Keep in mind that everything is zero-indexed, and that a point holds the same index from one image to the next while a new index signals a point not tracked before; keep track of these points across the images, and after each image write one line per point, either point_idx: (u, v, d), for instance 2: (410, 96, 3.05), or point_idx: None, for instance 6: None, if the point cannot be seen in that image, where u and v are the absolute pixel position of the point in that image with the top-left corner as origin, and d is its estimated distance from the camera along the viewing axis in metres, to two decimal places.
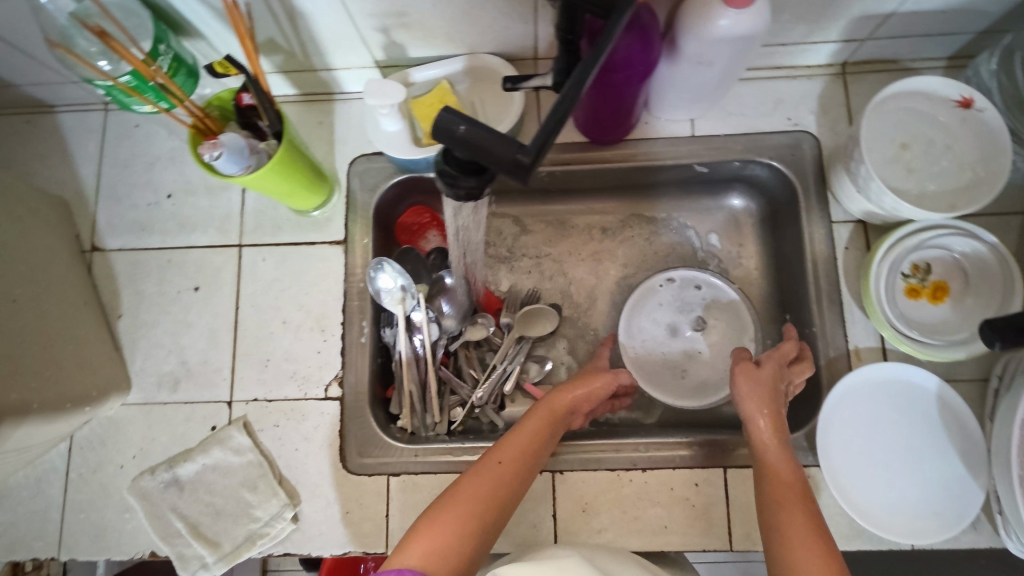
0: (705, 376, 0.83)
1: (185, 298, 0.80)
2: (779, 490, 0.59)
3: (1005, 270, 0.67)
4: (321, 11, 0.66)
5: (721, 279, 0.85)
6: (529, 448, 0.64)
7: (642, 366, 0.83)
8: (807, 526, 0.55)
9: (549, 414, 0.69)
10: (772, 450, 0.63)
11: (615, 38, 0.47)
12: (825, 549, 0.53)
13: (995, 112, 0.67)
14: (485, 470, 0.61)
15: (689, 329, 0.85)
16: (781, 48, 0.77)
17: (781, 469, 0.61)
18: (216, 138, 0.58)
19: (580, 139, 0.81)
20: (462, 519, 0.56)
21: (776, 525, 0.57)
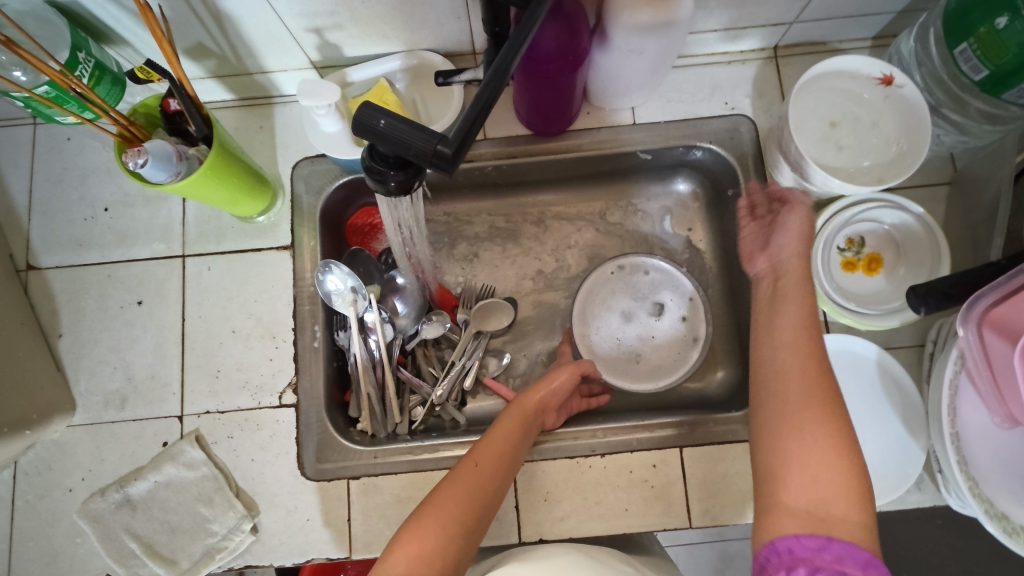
0: (661, 359, 0.84)
1: (129, 313, 0.78)
2: (796, 315, 0.61)
3: (932, 238, 0.70)
4: (249, 12, 0.65)
5: (669, 263, 0.86)
6: (504, 449, 0.64)
7: (597, 353, 0.85)
8: (814, 351, 0.57)
9: (522, 414, 0.69)
10: (797, 277, 0.65)
11: (536, 27, 0.49)
12: (828, 377, 0.55)
13: (913, 88, 0.70)
14: (460, 474, 0.61)
15: (643, 314, 0.86)
16: (714, 34, 0.78)
17: (801, 296, 0.62)
18: (141, 146, 0.57)
19: (524, 132, 0.82)
20: (446, 523, 0.55)
21: (785, 344, 0.58)
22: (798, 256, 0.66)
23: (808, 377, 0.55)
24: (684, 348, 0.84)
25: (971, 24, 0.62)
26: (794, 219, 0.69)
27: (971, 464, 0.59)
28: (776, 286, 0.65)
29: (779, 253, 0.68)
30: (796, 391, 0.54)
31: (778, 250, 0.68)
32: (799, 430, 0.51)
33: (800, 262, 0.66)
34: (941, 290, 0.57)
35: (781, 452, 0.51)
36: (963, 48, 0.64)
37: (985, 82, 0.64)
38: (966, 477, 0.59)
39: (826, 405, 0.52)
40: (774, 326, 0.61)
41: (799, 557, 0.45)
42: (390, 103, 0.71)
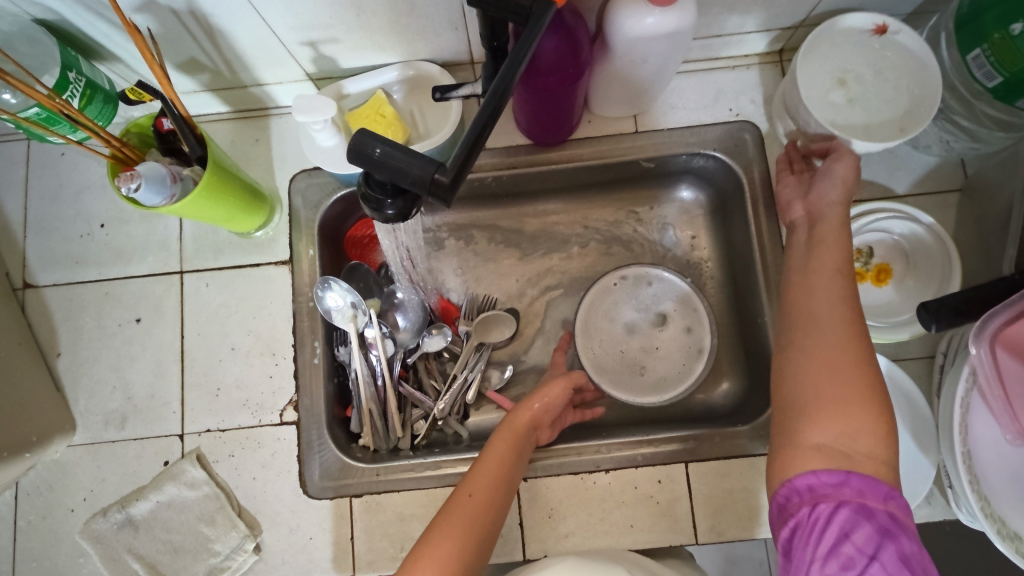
0: (664, 371, 0.83)
1: (127, 331, 0.77)
2: (834, 260, 0.60)
3: (944, 251, 0.68)
4: (241, 27, 0.64)
5: (671, 273, 0.85)
6: (501, 473, 0.64)
7: (599, 366, 0.83)
8: (848, 296, 0.57)
9: (516, 432, 0.68)
10: (836, 225, 0.63)
11: (534, 44, 0.47)
12: (859, 323, 0.55)
13: (910, 31, 0.69)
14: (455, 504, 0.60)
15: (646, 325, 0.85)
16: (718, 40, 0.76)
17: (838, 241, 0.61)
18: (134, 169, 0.55)
19: (525, 141, 0.81)
20: (443, 564, 0.55)
21: (821, 288, 0.58)
22: (841, 205, 0.64)
23: (843, 321, 0.55)
24: (689, 359, 0.83)
25: (985, 30, 0.60)
26: (840, 166, 0.64)
27: (983, 483, 0.58)
28: (811, 234, 0.64)
29: (818, 201, 0.65)
30: (830, 335, 0.54)
31: (818, 197, 0.65)
32: (831, 374, 0.52)
33: (840, 212, 0.64)
34: (952, 306, 0.56)
35: (814, 395, 0.52)
36: (976, 54, 0.62)
37: (998, 88, 0.62)
38: (977, 497, 0.58)
39: (858, 348, 0.53)
40: (811, 270, 0.60)
41: (820, 493, 0.49)
42: (387, 115, 0.70)
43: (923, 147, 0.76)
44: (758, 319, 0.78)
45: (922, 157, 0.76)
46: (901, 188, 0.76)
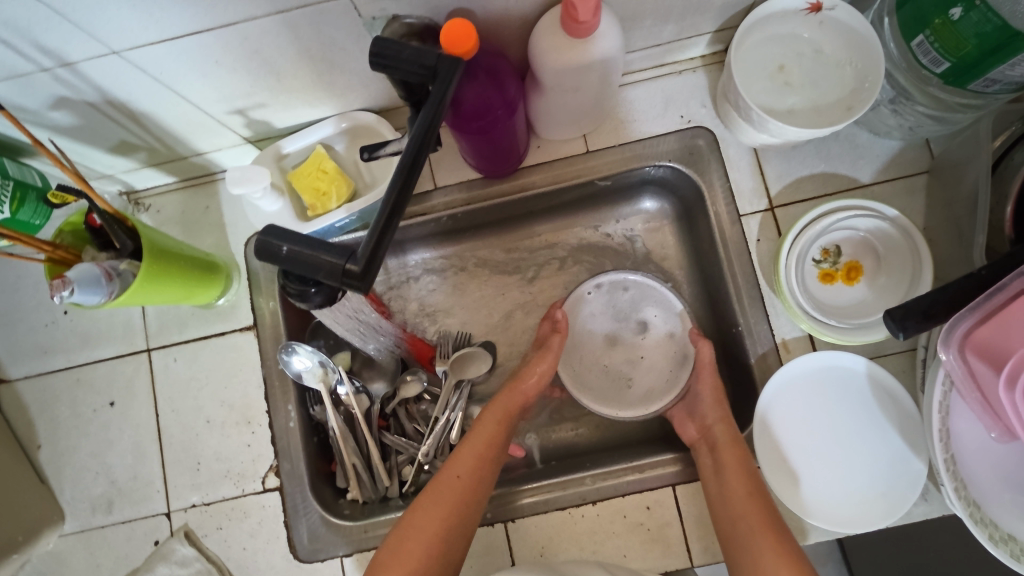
0: (652, 381, 0.81)
1: (102, 415, 0.77)
2: (743, 481, 0.64)
3: (911, 243, 0.66)
4: (163, 108, 0.62)
5: (648, 276, 0.83)
6: (486, 456, 0.67)
7: (583, 383, 0.82)
8: (767, 524, 0.60)
9: (504, 414, 0.71)
10: (728, 438, 0.68)
11: (451, 88, 0.46)
12: (788, 544, 0.58)
13: (846, 6, 0.65)
14: (441, 487, 0.64)
15: (627, 335, 0.83)
16: (657, 49, 0.74)
17: (740, 462, 0.65)
18: (65, 274, 0.54)
19: (475, 176, 0.79)
20: (424, 544, 0.60)
21: (744, 519, 0.61)
22: (722, 419, 0.69)
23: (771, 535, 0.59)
24: (676, 368, 0.81)
25: (927, 16, 0.57)
26: (704, 384, 0.74)
27: (971, 488, 0.56)
28: (713, 455, 0.67)
29: (704, 421, 0.71)
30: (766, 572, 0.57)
31: (704, 417, 0.71)
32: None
33: (726, 425, 0.69)
34: (919, 310, 0.53)
35: None
36: (920, 41, 0.58)
37: (948, 74, 0.59)
38: (965, 502, 0.55)
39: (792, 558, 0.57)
40: (723, 485, 0.64)
41: None
42: (329, 170, 0.70)
43: (884, 132, 0.74)
44: (732, 329, 0.75)
45: (884, 143, 0.74)
46: (865, 177, 0.74)
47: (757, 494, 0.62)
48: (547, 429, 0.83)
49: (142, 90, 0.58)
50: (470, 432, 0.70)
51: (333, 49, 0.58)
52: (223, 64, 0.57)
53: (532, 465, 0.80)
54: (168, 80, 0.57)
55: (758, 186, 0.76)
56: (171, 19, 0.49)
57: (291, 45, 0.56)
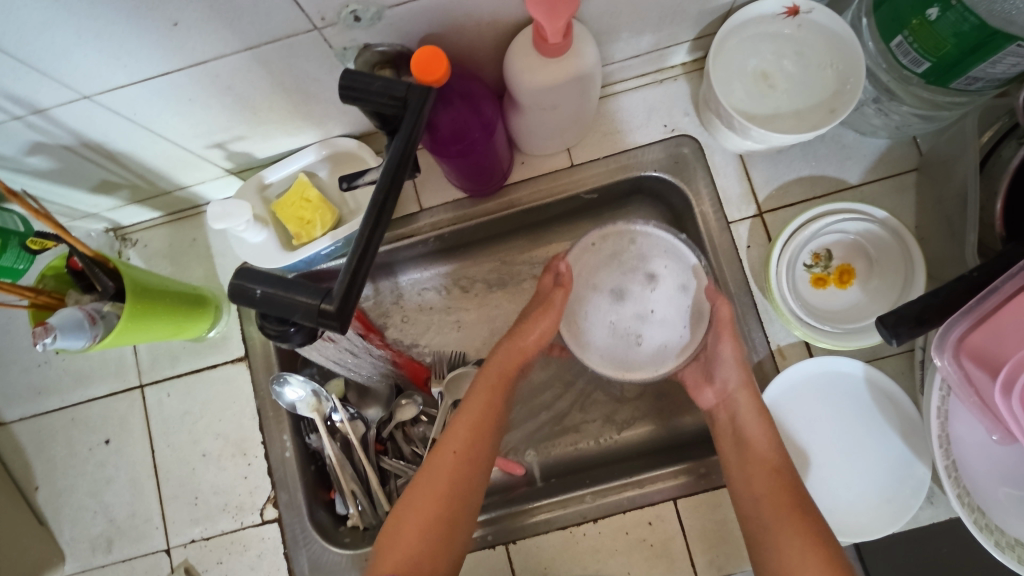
0: (664, 336, 0.72)
1: (98, 454, 0.77)
2: (767, 461, 0.62)
3: (902, 245, 0.66)
4: (142, 147, 0.62)
5: (656, 226, 0.73)
6: (482, 425, 0.66)
7: (586, 343, 0.73)
8: (792, 496, 0.59)
9: (497, 379, 0.69)
10: (751, 408, 0.66)
11: (422, 116, 0.46)
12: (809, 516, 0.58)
13: (824, 9, 0.64)
14: (439, 464, 0.63)
15: (637, 289, 0.73)
16: (635, 59, 0.73)
17: (765, 436, 0.64)
18: (47, 321, 0.54)
19: (461, 195, 0.79)
20: (428, 521, 0.59)
21: (768, 489, 0.60)
22: (746, 387, 0.67)
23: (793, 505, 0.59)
24: (691, 323, 0.72)
25: (903, 17, 0.56)
26: (725, 348, 0.68)
27: (974, 494, 0.55)
28: (736, 425, 0.66)
29: (726, 386, 0.68)
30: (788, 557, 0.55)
31: (725, 382, 0.69)
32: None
33: (749, 394, 0.67)
34: (912, 316, 0.52)
35: None
36: (899, 41, 0.58)
37: (929, 74, 0.58)
38: (969, 509, 0.55)
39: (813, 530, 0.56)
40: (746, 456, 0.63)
41: None
42: (312, 199, 0.69)
43: (870, 132, 0.73)
44: None
45: (871, 142, 0.73)
46: (854, 177, 0.73)
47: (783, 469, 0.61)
48: (546, 446, 0.82)
49: (117, 131, 0.58)
50: (462, 402, 0.68)
51: (307, 80, 0.58)
52: (198, 101, 0.57)
53: (533, 483, 0.79)
54: (144, 120, 0.57)
55: (745, 191, 0.75)
56: (141, 62, 0.49)
57: (264, 79, 0.56)
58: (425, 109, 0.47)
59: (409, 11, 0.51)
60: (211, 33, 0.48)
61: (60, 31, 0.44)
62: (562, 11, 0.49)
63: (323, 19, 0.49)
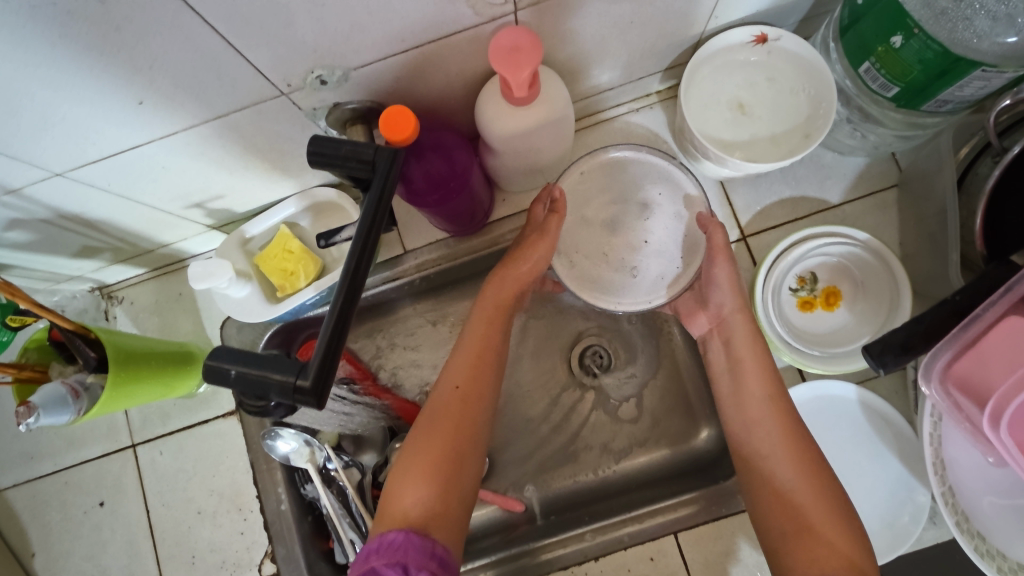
0: (660, 267, 0.69)
1: (93, 516, 0.76)
2: (761, 384, 0.62)
3: (886, 266, 0.66)
4: (121, 213, 0.62)
5: (647, 151, 0.71)
6: (483, 358, 0.63)
7: (580, 276, 0.70)
8: (781, 410, 0.60)
9: (495, 311, 0.67)
10: (746, 332, 0.66)
11: (393, 173, 0.46)
12: (795, 429, 0.59)
13: (791, 35, 0.65)
14: (442, 401, 0.60)
15: (632, 216, 0.70)
16: (609, 92, 0.73)
17: (758, 355, 0.64)
18: (29, 400, 0.54)
19: (445, 235, 0.78)
20: (437, 460, 0.57)
21: (756, 406, 0.62)
22: (740, 311, 0.66)
23: (780, 417, 0.60)
24: (686, 253, 0.70)
25: (869, 44, 0.56)
26: (720, 272, 0.67)
27: (974, 520, 0.55)
28: (729, 350, 0.67)
29: (720, 311, 0.68)
30: (781, 473, 0.57)
31: (721, 306, 0.68)
32: (798, 513, 0.54)
33: (742, 318, 0.66)
34: (896, 343, 0.52)
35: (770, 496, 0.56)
36: (867, 67, 0.58)
37: (899, 97, 0.58)
38: (970, 536, 0.55)
39: (796, 441, 0.58)
40: (738, 376, 0.64)
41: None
42: (294, 250, 0.69)
43: (848, 151, 0.73)
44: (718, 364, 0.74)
45: (849, 161, 0.73)
46: (835, 197, 0.73)
47: (775, 387, 0.62)
48: (544, 480, 0.81)
49: (93, 201, 0.58)
50: (460, 338, 0.66)
51: (281, 140, 0.58)
52: (173, 168, 0.57)
53: (534, 521, 0.79)
54: (121, 189, 0.58)
55: (727, 217, 0.75)
56: (113, 137, 0.49)
57: (237, 142, 0.56)
58: (392, 171, 0.46)
59: (375, 70, 0.51)
60: (179, 107, 0.48)
61: (27, 120, 0.44)
62: (524, 63, 0.49)
63: (289, 85, 0.50)
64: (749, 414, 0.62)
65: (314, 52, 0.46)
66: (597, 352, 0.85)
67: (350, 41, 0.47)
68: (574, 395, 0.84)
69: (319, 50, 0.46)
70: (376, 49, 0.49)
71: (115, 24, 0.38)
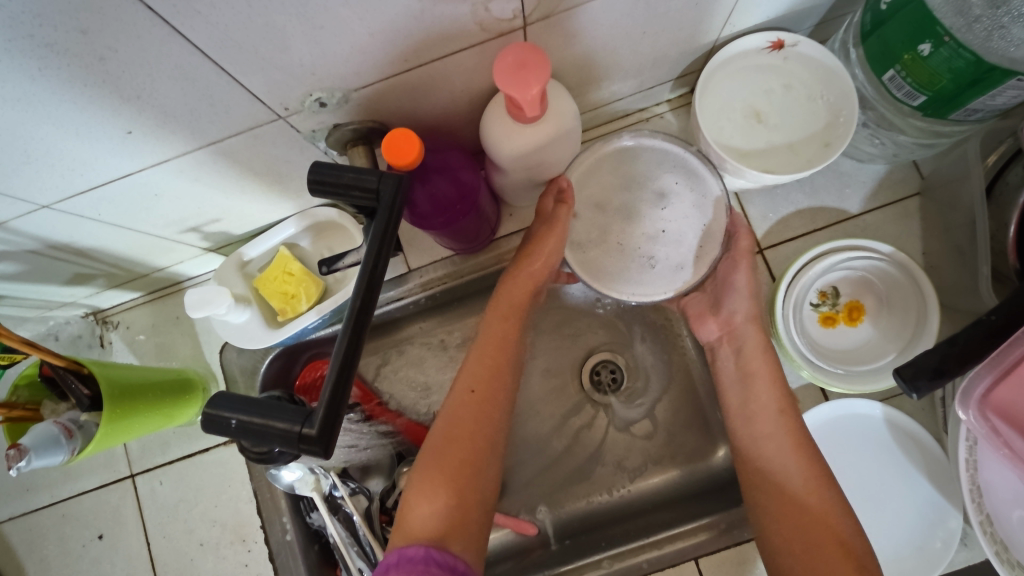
0: (678, 256, 0.65)
1: (91, 550, 0.74)
2: (772, 397, 0.61)
3: (912, 279, 0.64)
4: (113, 240, 0.60)
5: (663, 138, 0.66)
6: (500, 362, 0.62)
7: (594, 268, 0.66)
8: (795, 434, 0.59)
9: (510, 313, 0.65)
10: (757, 343, 0.65)
11: (399, 194, 0.44)
12: (807, 453, 0.58)
13: (809, 42, 0.62)
14: (458, 407, 0.59)
15: (649, 205, 0.66)
16: (619, 102, 0.71)
17: (770, 373, 0.62)
18: (20, 442, 0.52)
19: (450, 253, 0.75)
20: (455, 466, 0.56)
21: (767, 427, 0.60)
22: (753, 321, 0.66)
23: (792, 439, 0.59)
24: (704, 244, 0.65)
25: (894, 51, 0.53)
26: (738, 276, 0.66)
27: (1013, 550, 0.52)
28: (741, 364, 0.65)
29: (732, 318, 0.67)
30: (793, 496, 0.56)
31: (733, 313, 0.67)
32: (806, 536, 0.54)
33: (755, 326, 0.66)
34: (930, 366, 0.49)
35: (779, 521, 0.55)
36: (892, 75, 0.55)
37: (926, 106, 0.55)
38: (1010, 567, 0.52)
39: (809, 465, 0.57)
40: (750, 393, 0.62)
41: None
42: (295, 272, 0.66)
43: (867, 158, 0.70)
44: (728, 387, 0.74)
45: (869, 168, 0.71)
46: (854, 207, 0.70)
47: (788, 408, 0.60)
48: (558, 501, 0.79)
49: (84, 230, 0.56)
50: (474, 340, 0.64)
51: (279, 162, 0.55)
52: (166, 195, 0.55)
53: (548, 545, 0.76)
54: (114, 218, 0.55)
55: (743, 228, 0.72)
56: (101, 167, 0.47)
57: (232, 167, 0.54)
58: (397, 200, 0.44)
59: (377, 90, 0.49)
60: (170, 135, 0.45)
61: (8, 155, 0.42)
62: (532, 80, 0.46)
63: (287, 108, 0.47)
64: (760, 434, 0.60)
65: (312, 75, 0.44)
66: (610, 367, 0.82)
67: (350, 62, 0.44)
68: (586, 413, 0.82)
69: (317, 72, 0.44)
70: (377, 69, 0.46)
71: (98, 55, 0.36)
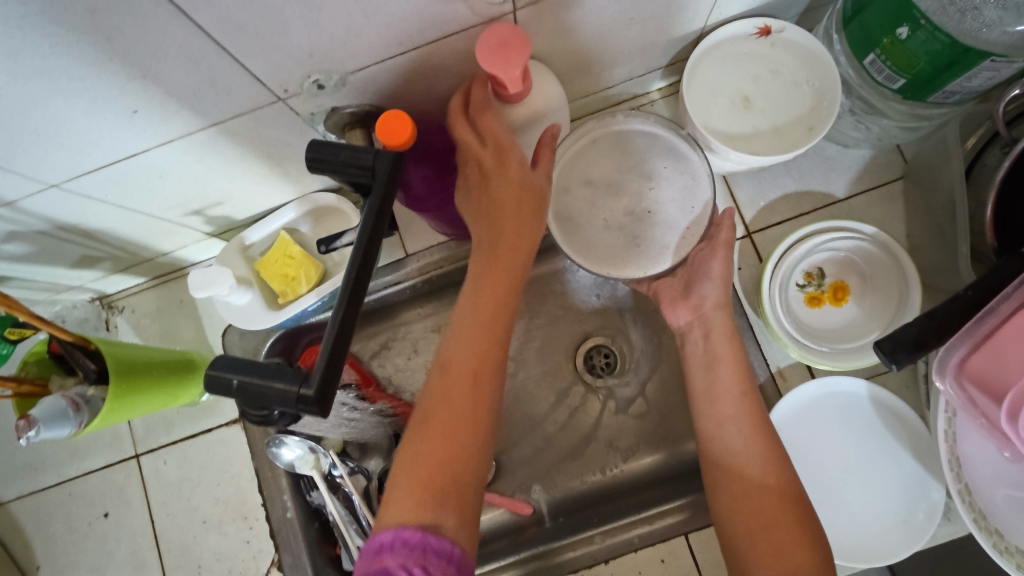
0: (661, 233, 0.66)
1: (97, 528, 0.76)
2: (736, 382, 0.62)
3: (895, 260, 0.66)
4: (119, 222, 0.62)
5: (655, 121, 0.68)
6: (490, 344, 0.53)
7: (583, 245, 0.67)
8: (755, 418, 0.60)
9: (504, 268, 0.55)
10: (725, 329, 0.65)
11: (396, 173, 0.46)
12: (766, 435, 0.59)
13: (794, 28, 0.64)
14: (453, 376, 0.52)
15: (634, 181, 0.67)
16: (610, 90, 0.73)
17: (734, 357, 0.63)
18: (29, 413, 0.54)
19: (446, 238, 0.77)
20: (451, 443, 0.50)
21: (727, 409, 0.61)
22: (723, 306, 0.65)
23: (751, 421, 0.60)
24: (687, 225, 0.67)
25: (874, 35, 0.55)
26: (715, 264, 0.65)
27: (991, 518, 0.54)
28: (708, 348, 0.65)
29: (701, 304, 0.66)
30: (751, 475, 0.56)
31: (703, 298, 0.66)
32: (761, 515, 0.54)
33: (723, 313, 0.65)
34: (909, 340, 0.50)
35: (734, 501, 0.56)
36: (872, 59, 0.57)
37: (905, 89, 0.57)
38: (987, 533, 0.54)
39: (766, 446, 0.58)
40: (714, 376, 0.63)
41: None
42: (295, 255, 0.67)
43: (852, 143, 0.72)
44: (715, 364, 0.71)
45: (854, 153, 0.73)
46: (840, 190, 0.72)
47: (749, 392, 0.61)
48: (551, 481, 0.80)
49: (91, 211, 0.58)
50: (464, 301, 0.55)
51: (279, 145, 0.57)
52: (170, 177, 0.56)
53: (542, 523, 0.78)
54: (119, 200, 0.57)
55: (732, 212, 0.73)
56: (106, 147, 0.49)
57: (234, 149, 0.55)
58: (392, 174, 0.46)
59: (373, 73, 0.51)
60: (174, 115, 0.47)
61: (19, 133, 0.44)
62: (515, 60, 0.48)
63: (286, 91, 0.49)
64: (721, 416, 0.61)
65: (311, 57, 0.46)
66: (603, 351, 0.84)
67: (348, 45, 0.46)
68: (580, 395, 0.83)
69: (315, 54, 0.46)
70: (374, 52, 0.48)
71: (106, 35, 0.38)
